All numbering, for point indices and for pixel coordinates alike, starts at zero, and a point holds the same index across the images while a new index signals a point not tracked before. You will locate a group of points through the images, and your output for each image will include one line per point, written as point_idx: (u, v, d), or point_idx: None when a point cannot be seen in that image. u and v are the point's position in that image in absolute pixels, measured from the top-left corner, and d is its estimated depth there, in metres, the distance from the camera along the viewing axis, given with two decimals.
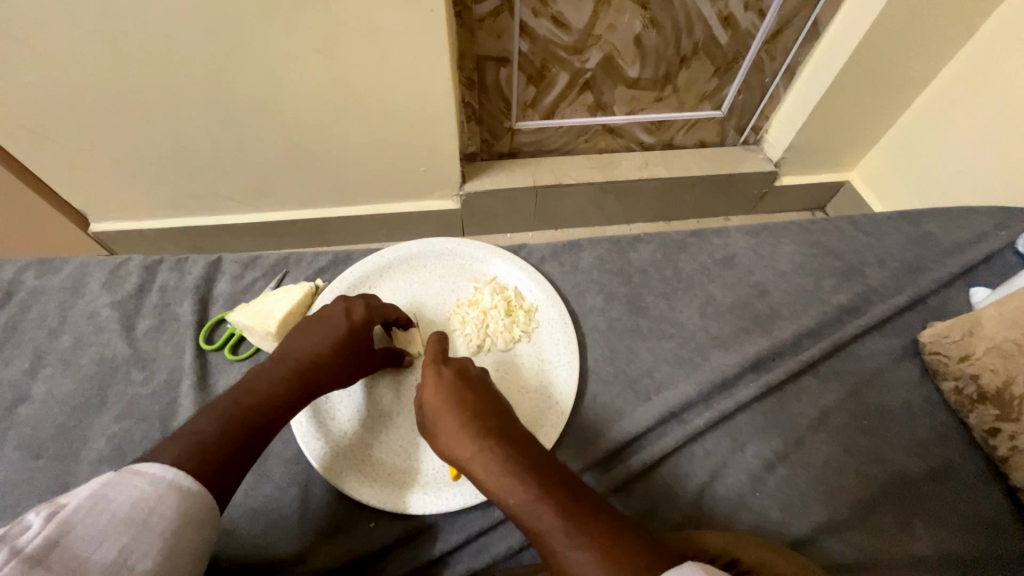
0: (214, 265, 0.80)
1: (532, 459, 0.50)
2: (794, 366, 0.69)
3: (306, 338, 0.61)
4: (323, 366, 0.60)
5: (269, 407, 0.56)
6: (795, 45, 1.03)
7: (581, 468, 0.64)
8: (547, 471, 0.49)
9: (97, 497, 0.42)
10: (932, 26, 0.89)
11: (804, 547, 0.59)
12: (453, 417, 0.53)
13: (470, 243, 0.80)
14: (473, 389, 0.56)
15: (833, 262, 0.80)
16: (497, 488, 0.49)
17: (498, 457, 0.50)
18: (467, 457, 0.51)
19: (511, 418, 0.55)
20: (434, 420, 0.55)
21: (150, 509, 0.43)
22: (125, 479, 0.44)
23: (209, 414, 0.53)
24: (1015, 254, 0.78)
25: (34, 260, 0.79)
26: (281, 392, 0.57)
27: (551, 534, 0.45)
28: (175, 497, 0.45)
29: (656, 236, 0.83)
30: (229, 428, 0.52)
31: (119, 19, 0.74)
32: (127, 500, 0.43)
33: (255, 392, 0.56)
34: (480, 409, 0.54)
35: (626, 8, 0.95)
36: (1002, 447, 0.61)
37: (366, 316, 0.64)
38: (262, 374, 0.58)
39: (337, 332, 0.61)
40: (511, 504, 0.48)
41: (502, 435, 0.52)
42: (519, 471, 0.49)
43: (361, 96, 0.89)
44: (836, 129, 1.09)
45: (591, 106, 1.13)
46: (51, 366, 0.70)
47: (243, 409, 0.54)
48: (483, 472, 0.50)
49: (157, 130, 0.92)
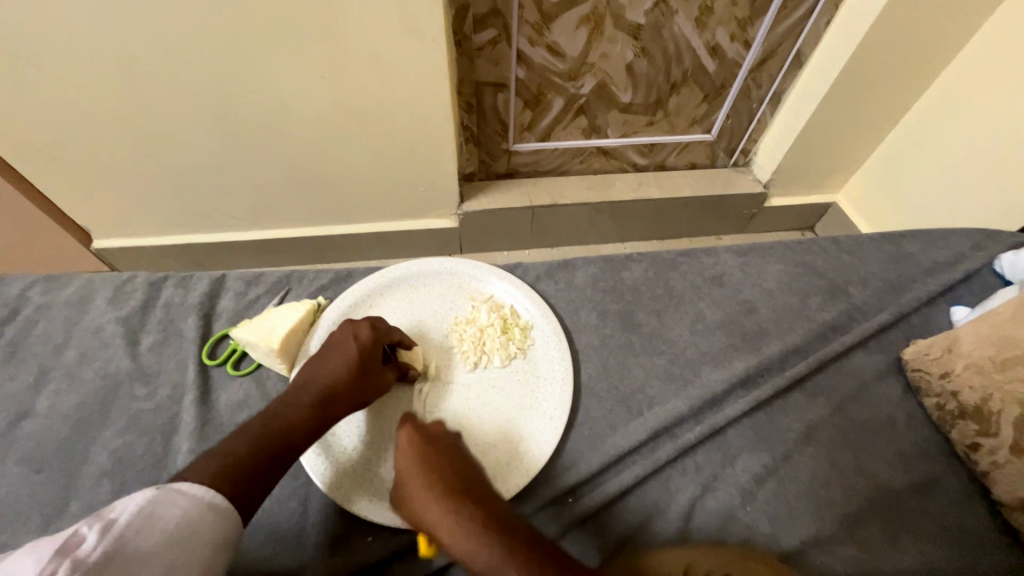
0: (218, 283, 0.81)
1: (494, 518, 0.52)
2: (781, 383, 0.71)
3: (323, 365, 0.63)
4: (341, 389, 0.62)
5: (295, 431, 0.58)
6: (780, 74, 1.07)
7: (531, 510, 0.63)
8: (509, 531, 0.51)
9: (146, 513, 0.44)
10: (909, 57, 0.94)
11: (792, 559, 0.61)
12: (419, 481, 0.55)
13: (468, 263, 0.83)
14: (440, 451, 0.58)
15: (819, 281, 0.82)
16: (460, 550, 0.51)
17: (463, 520, 0.52)
18: (433, 519, 0.53)
19: (477, 479, 0.57)
20: (403, 484, 0.57)
21: (192, 528, 0.45)
22: (169, 496, 0.46)
23: (238, 437, 0.55)
24: (992, 274, 0.81)
25: (40, 276, 0.81)
26: (306, 416, 0.59)
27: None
28: (211, 517, 0.47)
29: (647, 256, 0.85)
30: (259, 450, 0.55)
31: (136, 47, 0.78)
32: (172, 519, 0.45)
33: (280, 418, 0.58)
34: (448, 473, 0.56)
35: (618, 38, 0.99)
36: (983, 461, 0.63)
37: (373, 335, 0.66)
38: (286, 402, 0.60)
39: (350, 356, 0.63)
40: (474, 566, 0.50)
41: (467, 495, 0.54)
42: (481, 532, 0.51)
43: (363, 119, 0.93)
44: (822, 153, 1.13)
45: (586, 129, 1.16)
46: (55, 381, 0.72)
47: (269, 435, 0.56)
48: (449, 535, 0.52)
49: (165, 150, 0.95)
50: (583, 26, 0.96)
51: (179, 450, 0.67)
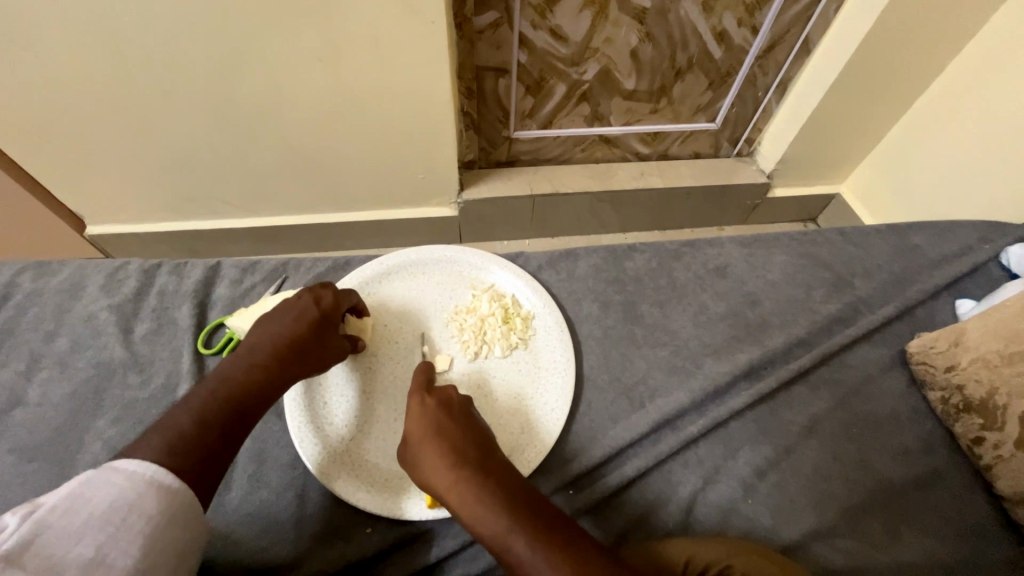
0: (213, 270, 0.80)
1: (505, 488, 0.50)
2: (785, 375, 0.70)
3: (274, 325, 0.61)
4: (295, 351, 0.60)
5: (249, 397, 0.56)
6: (787, 61, 1.05)
7: (550, 490, 0.63)
8: (521, 501, 0.50)
9: (73, 496, 0.43)
10: (919, 45, 0.92)
11: (793, 552, 0.60)
12: (433, 447, 0.54)
13: (469, 251, 0.81)
14: (454, 418, 0.56)
15: (824, 273, 0.81)
16: (470, 517, 0.49)
17: (476, 487, 0.50)
18: (444, 487, 0.52)
19: (490, 447, 0.55)
20: (415, 448, 0.55)
21: (129, 506, 0.44)
22: (103, 476, 0.45)
23: (184, 408, 0.53)
24: (999, 266, 0.80)
25: (31, 262, 0.79)
26: (257, 378, 0.57)
27: (522, 564, 0.46)
28: (155, 493, 0.46)
29: (651, 246, 0.84)
30: (206, 418, 0.53)
31: (125, 28, 0.75)
32: (104, 498, 0.44)
33: (230, 382, 0.56)
34: (461, 440, 0.54)
35: (623, 22, 0.97)
36: (987, 455, 0.63)
37: (335, 302, 0.64)
38: (234, 362, 0.58)
39: (306, 317, 0.61)
40: (484, 534, 0.49)
41: (478, 463, 0.52)
42: (491, 503, 0.49)
43: (361, 103, 0.91)
44: (827, 143, 1.12)
45: (588, 116, 1.14)
46: (47, 369, 0.71)
47: (221, 401, 0.54)
48: (461, 503, 0.50)
49: (159, 134, 0.93)
50: (586, 9, 0.93)
51: None
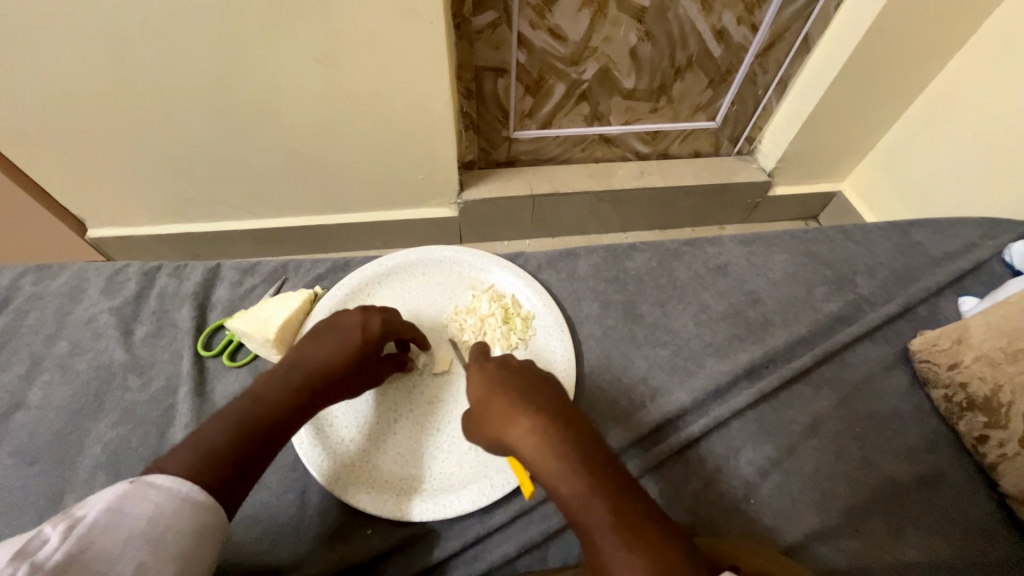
0: (212, 272, 0.80)
1: (584, 450, 0.50)
2: (787, 374, 0.70)
3: (319, 347, 0.60)
4: (334, 377, 0.59)
5: (283, 417, 0.55)
6: (787, 59, 1.05)
7: (621, 446, 0.66)
8: (599, 464, 0.50)
9: (112, 511, 0.43)
10: (919, 42, 0.91)
11: (797, 553, 0.60)
12: (505, 401, 0.54)
13: (468, 252, 0.81)
14: (522, 380, 0.57)
15: (825, 271, 0.81)
16: (549, 475, 0.49)
17: (553, 439, 0.50)
18: (519, 442, 0.51)
19: (564, 404, 0.55)
20: (483, 404, 0.56)
21: (165, 523, 0.44)
22: (140, 490, 0.45)
23: (219, 423, 0.52)
24: (1002, 263, 0.80)
25: (31, 266, 0.79)
26: (292, 400, 0.56)
27: (595, 525, 0.46)
28: (189, 510, 0.46)
29: (650, 245, 0.84)
30: (242, 436, 0.52)
31: (125, 31, 0.76)
32: (142, 515, 0.43)
33: (267, 402, 0.55)
34: (536, 396, 0.54)
35: (622, 21, 0.96)
36: (991, 453, 0.62)
37: (382, 329, 0.63)
38: (272, 383, 0.57)
39: (350, 343, 0.61)
40: (563, 492, 0.48)
41: (557, 419, 0.52)
42: (573, 462, 0.49)
43: (360, 104, 0.91)
44: (828, 141, 1.11)
45: (588, 116, 1.14)
46: (47, 373, 0.70)
47: (256, 418, 0.54)
48: (535, 453, 0.50)
49: (158, 137, 0.93)
50: (585, 9, 0.93)
51: (175, 442, 0.66)
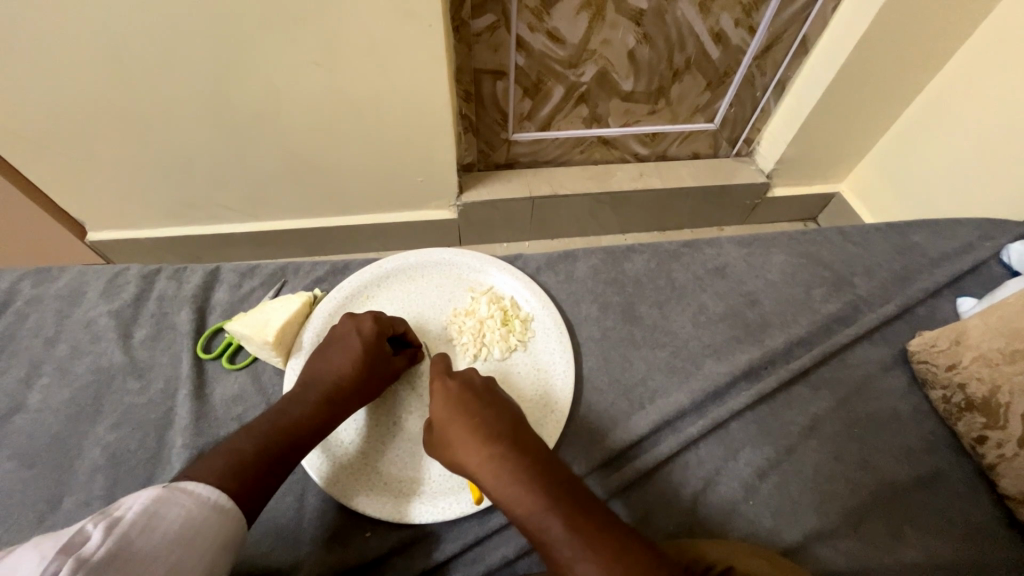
0: (211, 275, 0.80)
1: (539, 468, 0.51)
2: (785, 376, 0.70)
3: (329, 362, 0.63)
4: (349, 385, 0.62)
5: (306, 429, 0.58)
6: (785, 61, 1.05)
7: (589, 468, 0.64)
8: (556, 481, 0.50)
9: (150, 513, 0.42)
10: (916, 44, 0.92)
11: (796, 554, 0.60)
12: (459, 426, 0.55)
13: (468, 254, 0.81)
14: (480, 399, 0.57)
15: (823, 272, 0.81)
16: (506, 497, 0.50)
17: (506, 463, 0.51)
18: (475, 465, 0.53)
19: (519, 423, 0.56)
20: (440, 429, 0.56)
21: (196, 528, 0.44)
22: (172, 496, 0.45)
23: (246, 435, 0.55)
24: (999, 264, 0.80)
25: (30, 270, 0.79)
26: (312, 412, 0.59)
27: (554, 544, 0.47)
28: (215, 517, 0.46)
29: (649, 247, 0.84)
30: (267, 444, 0.54)
31: (123, 35, 0.76)
32: (176, 519, 0.43)
33: (289, 416, 0.58)
34: (490, 418, 0.55)
35: (619, 24, 0.97)
36: (990, 454, 0.62)
37: (375, 329, 0.65)
38: (293, 402, 0.60)
39: (353, 349, 0.63)
40: (520, 513, 0.49)
41: (509, 441, 0.53)
42: (528, 482, 0.50)
43: (359, 106, 0.91)
44: (827, 142, 1.12)
45: (587, 118, 1.14)
46: (47, 375, 0.71)
47: (279, 431, 0.56)
48: (492, 479, 0.51)
49: (158, 141, 0.93)
50: (583, 12, 0.94)
51: (174, 445, 0.66)
